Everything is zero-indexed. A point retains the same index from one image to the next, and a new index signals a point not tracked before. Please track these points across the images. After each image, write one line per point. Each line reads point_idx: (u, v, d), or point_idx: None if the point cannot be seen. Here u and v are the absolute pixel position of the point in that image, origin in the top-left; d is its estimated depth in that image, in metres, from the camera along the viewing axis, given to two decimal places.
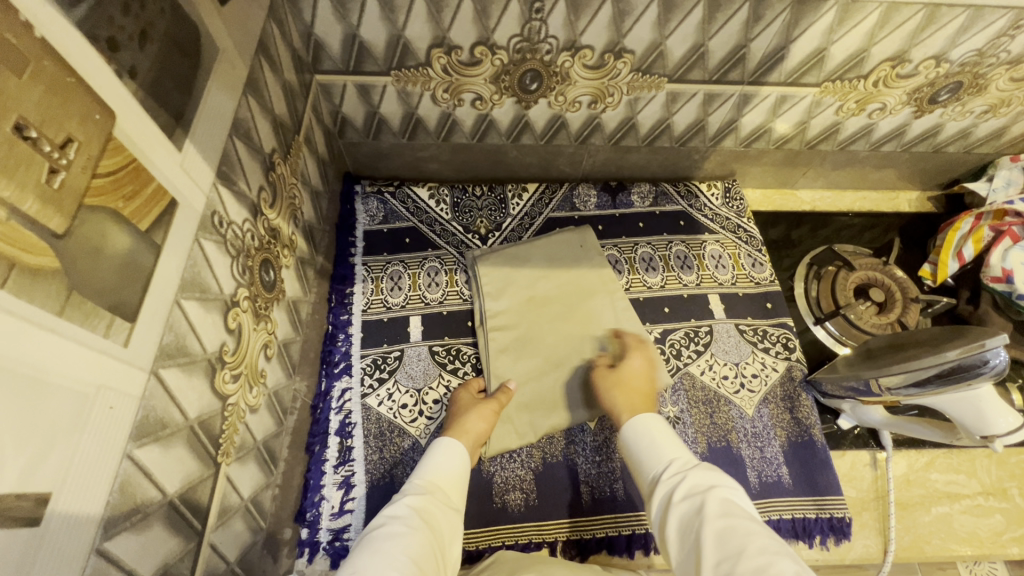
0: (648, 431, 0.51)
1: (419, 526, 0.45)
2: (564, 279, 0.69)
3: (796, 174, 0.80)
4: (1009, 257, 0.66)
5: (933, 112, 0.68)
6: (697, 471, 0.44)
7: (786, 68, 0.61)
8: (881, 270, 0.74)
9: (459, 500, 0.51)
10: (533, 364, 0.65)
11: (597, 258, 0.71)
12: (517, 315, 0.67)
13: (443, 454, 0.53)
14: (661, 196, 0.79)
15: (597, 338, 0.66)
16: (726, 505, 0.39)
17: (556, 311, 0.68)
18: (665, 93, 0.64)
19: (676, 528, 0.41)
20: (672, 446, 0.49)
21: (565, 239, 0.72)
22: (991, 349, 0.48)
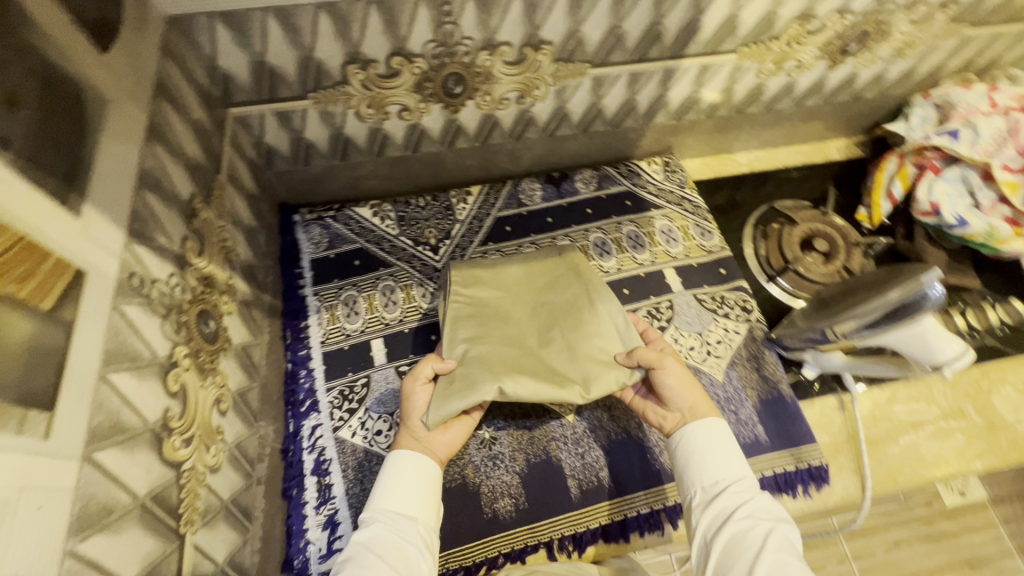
0: (710, 429, 0.52)
1: (370, 560, 0.45)
2: (542, 277, 0.63)
3: (729, 138, 0.82)
4: (934, 190, 0.70)
5: (846, 62, 0.71)
6: (762, 497, 0.48)
7: (701, 39, 0.62)
8: (821, 220, 0.77)
9: (425, 505, 0.51)
10: (499, 354, 0.55)
11: (574, 259, 0.64)
12: (488, 312, 0.60)
13: (389, 469, 0.52)
14: (605, 179, 0.80)
15: (585, 325, 0.58)
16: (784, 542, 0.44)
17: (535, 300, 0.61)
18: (590, 79, 0.64)
19: (729, 540, 0.45)
20: (732, 452, 0.51)
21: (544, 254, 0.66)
22: (927, 283, 0.50)
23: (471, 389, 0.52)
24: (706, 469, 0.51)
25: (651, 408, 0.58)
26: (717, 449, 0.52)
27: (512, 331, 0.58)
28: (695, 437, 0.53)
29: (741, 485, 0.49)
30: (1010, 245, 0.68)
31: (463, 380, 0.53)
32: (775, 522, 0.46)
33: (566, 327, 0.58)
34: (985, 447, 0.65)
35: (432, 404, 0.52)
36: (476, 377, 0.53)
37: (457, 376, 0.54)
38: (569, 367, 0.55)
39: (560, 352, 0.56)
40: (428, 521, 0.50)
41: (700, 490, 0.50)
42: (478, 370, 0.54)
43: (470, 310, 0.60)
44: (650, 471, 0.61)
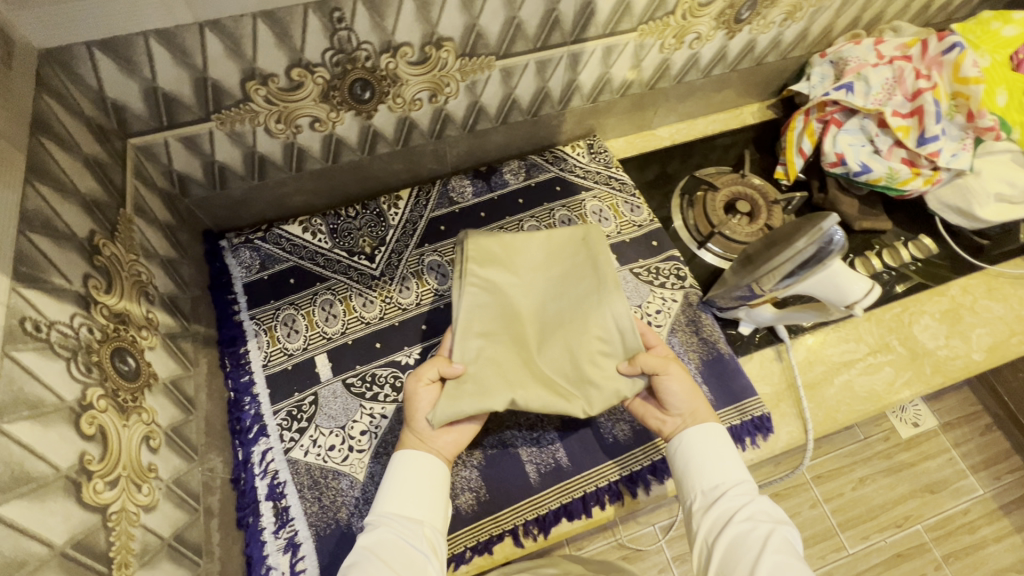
0: (709, 433, 0.55)
1: (374, 564, 0.46)
2: (558, 264, 0.62)
3: (648, 115, 0.84)
4: (838, 142, 0.74)
5: (742, 30, 0.74)
6: (761, 500, 0.50)
7: (599, 22, 0.63)
8: (742, 183, 0.80)
9: (429, 508, 0.52)
10: (509, 364, 0.56)
11: (594, 246, 0.61)
12: (501, 304, 0.59)
13: (395, 472, 0.53)
14: (532, 168, 0.81)
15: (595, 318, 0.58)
16: (784, 543, 0.46)
17: (549, 289, 0.61)
18: (498, 71, 0.65)
19: (730, 541, 0.47)
20: (731, 458, 0.54)
21: (564, 234, 0.63)
22: (828, 229, 0.54)
23: (483, 395, 0.54)
24: (706, 475, 0.53)
25: (650, 413, 0.59)
26: (716, 455, 0.54)
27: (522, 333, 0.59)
28: (693, 440, 0.55)
29: (740, 488, 0.50)
30: (911, 185, 0.73)
31: (472, 384, 0.55)
32: (775, 524, 0.48)
33: (575, 320, 0.59)
34: (910, 376, 0.69)
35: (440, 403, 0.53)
36: (483, 386, 0.55)
37: (467, 377, 0.55)
38: (576, 374, 0.58)
39: (560, 354, 0.58)
40: (432, 523, 0.51)
41: (700, 495, 0.52)
42: (485, 378, 0.55)
43: (486, 292, 0.59)
44: (604, 445, 0.63)
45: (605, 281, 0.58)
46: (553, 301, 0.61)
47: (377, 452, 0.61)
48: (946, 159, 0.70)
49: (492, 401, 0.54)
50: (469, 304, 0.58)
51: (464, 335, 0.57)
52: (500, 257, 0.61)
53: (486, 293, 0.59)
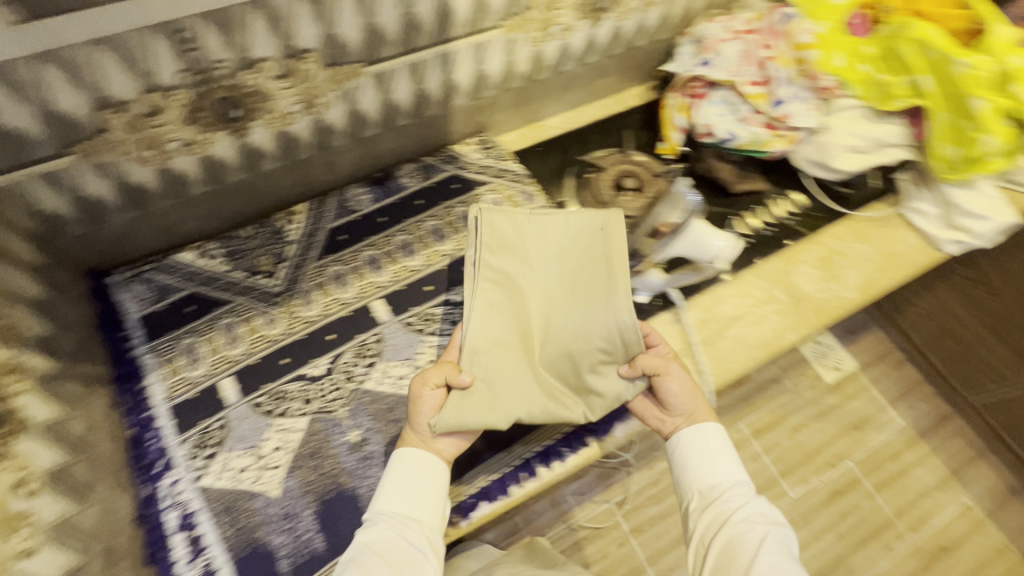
0: (710, 432, 0.61)
1: (374, 560, 0.51)
2: (575, 258, 0.68)
3: (535, 107, 0.88)
4: (706, 114, 0.79)
5: (605, 18, 0.78)
6: (758, 501, 0.55)
7: (460, 21, 0.66)
8: (628, 161, 0.84)
9: (426, 508, 0.56)
10: (513, 373, 0.63)
11: (615, 243, 0.68)
12: (508, 304, 0.65)
13: (396, 470, 0.57)
14: (428, 169, 0.83)
15: (598, 317, 0.65)
16: (780, 543, 0.51)
17: (566, 285, 0.67)
18: (370, 77, 0.67)
19: (727, 537, 0.52)
20: (730, 463, 0.59)
21: (582, 225, 0.69)
22: None
23: (488, 409, 0.60)
24: (708, 473, 0.58)
25: (652, 413, 0.66)
26: (720, 456, 0.59)
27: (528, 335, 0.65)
28: (693, 443, 0.60)
29: (738, 491, 0.56)
30: (774, 147, 0.78)
31: (479, 394, 0.61)
32: (771, 525, 0.53)
33: (579, 319, 0.66)
34: (794, 321, 0.75)
35: (445, 410, 0.59)
36: (489, 395, 0.61)
37: (472, 390, 0.61)
38: (570, 377, 0.66)
39: (558, 356, 0.65)
40: (430, 521, 0.56)
41: (699, 496, 0.58)
42: (490, 388, 0.62)
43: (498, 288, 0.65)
44: None
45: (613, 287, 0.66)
46: (562, 293, 0.67)
47: (292, 466, 0.61)
48: (800, 118, 0.76)
49: (495, 417, 0.60)
50: (482, 308, 0.63)
51: (478, 340, 0.62)
52: (513, 250, 0.67)
53: (499, 289, 0.66)
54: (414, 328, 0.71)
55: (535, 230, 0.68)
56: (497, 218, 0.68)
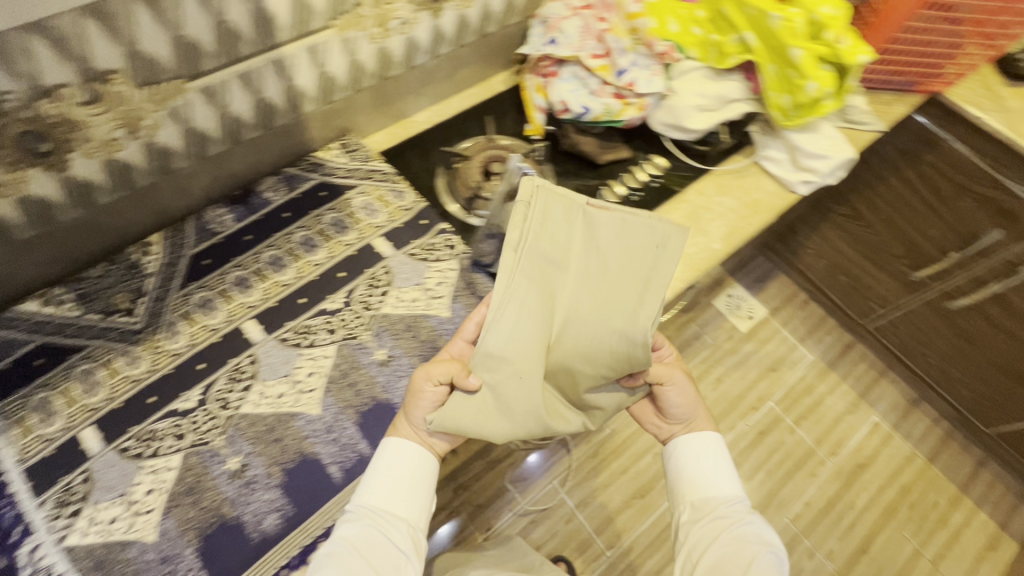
0: (710, 443, 0.70)
1: (353, 557, 0.54)
2: (617, 264, 0.66)
3: (397, 103, 0.87)
4: (560, 91, 0.82)
5: (446, 8, 0.79)
6: (751, 517, 0.64)
7: (283, 25, 0.64)
8: (495, 147, 0.85)
9: (414, 508, 0.60)
10: (528, 384, 0.61)
11: (664, 262, 0.65)
12: (541, 303, 0.62)
13: (388, 464, 0.60)
14: (292, 180, 0.81)
15: (620, 323, 0.63)
16: (767, 561, 0.59)
17: (597, 287, 0.64)
18: (197, 92, 0.64)
19: (718, 549, 0.61)
20: (724, 483, 0.68)
21: (636, 233, 0.67)
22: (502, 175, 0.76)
23: (489, 424, 0.60)
24: (705, 487, 0.68)
25: (652, 420, 0.76)
26: (716, 472, 0.68)
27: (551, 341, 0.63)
28: (690, 464, 0.70)
29: (733, 511, 0.64)
30: (626, 115, 0.81)
31: (485, 402, 0.61)
32: (762, 545, 0.61)
33: (600, 321, 0.63)
34: None
35: (445, 410, 0.59)
36: (496, 405, 0.60)
37: (477, 395, 0.61)
38: (569, 388, 0.67)
39: (571, 364, 0.64)
40: (414, 519, 0.59)
41: (692, 509, 0.66)
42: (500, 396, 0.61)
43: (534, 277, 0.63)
44: None
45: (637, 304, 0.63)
46: (594, 302, 0.64)
47: (168, 506, 0.58)
48: (644, 85, 0.79)
49: (497, 430, 0.61)
50: (510, 306, 0.60)
51: (500, 346, 0.60)
52: (557, 248, 0.65)
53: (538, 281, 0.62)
54: (290, 343, 0.69)
55: (583, 230, 0.67)
56: (548, 206, 0.66)
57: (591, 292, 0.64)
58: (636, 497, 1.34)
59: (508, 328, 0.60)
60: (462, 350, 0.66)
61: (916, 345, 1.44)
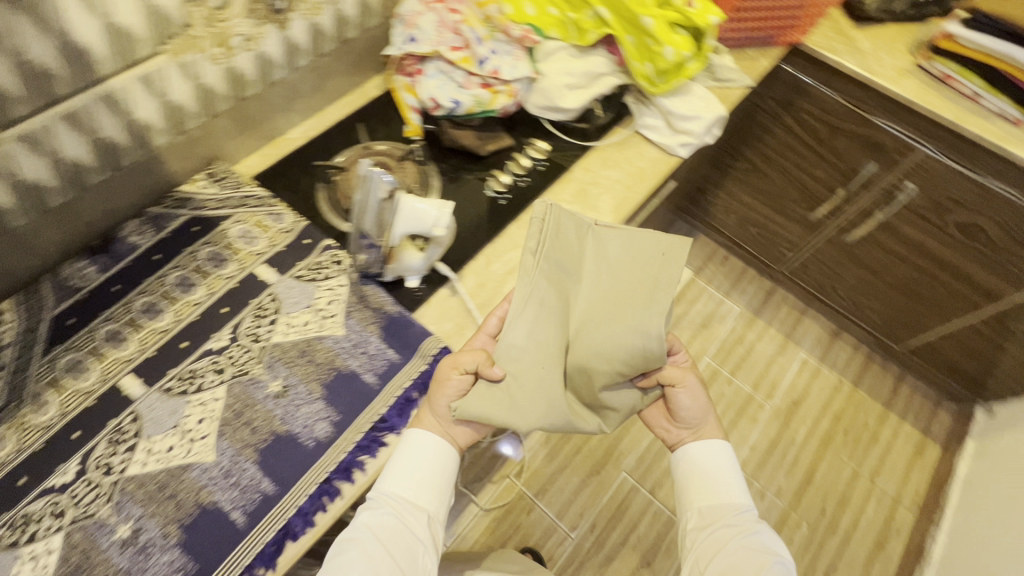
0: (720, 451, 0.75)
1: (373, 546, 0.58)
2: (628, 272, 0.70)
3: (264, 123, 0.84)
4: (428, 88, 0.81)
5: (292, 19, 0.76)
6: (760, 527, 0.68)
7: (103, 59, 0.60)
8: (371, 152, 0.83)
9: (433, 500, 0.64)
10: (544, 377, 0.65)
11: (670, 269, 0.69)
12: (556, 305, 0.68)
13: (410, 455, 0.63)
14: (158, 220, 0.76)
15: (636, 323, 0.67)
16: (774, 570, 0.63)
17: (614, 296, 0.69)
18: (17, 142, 0.58)
19: (722, 556, 0.65)
20: (732, 495, 0.71)
21: (647, 245, 0.71)
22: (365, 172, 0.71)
23: (513, 413, 0.63)
24: (714, 495, 0.72)
25: (665, 428, 0.80)
26: (726, 481, 0.73)
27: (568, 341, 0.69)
28: (699, 474, 0.74)
29: (741, 522, 0.68)
30: (498, 103, 0.81)
31: (507, 392, 0.64)
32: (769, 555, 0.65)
33: (615, 322, 0.68)
34: None
35: (468, 398, 0.63)
36: (515, 395, 0.64)
37: (500, 383, 0.65)
38: (584, 392, 0.70)
39: (589, 363, 0.68)
40: (431, 509, 0.64)
41: (698, 518, 0.71)
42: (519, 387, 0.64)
43: (551, 278, 0.69)
44: (306, 453, 0.62)
45: (653, 305, 0.67)
46: (607, 307, 0.69)
47: None
48: (509, 71, 0.81)
49: (517, 419, 0.63)
50: (529, 303, 0.67)
51: (519, 338, 0.66)
52: (572, 258, 0.71)
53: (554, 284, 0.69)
54: (175, 393, 0.64)
55: (595, 244, 0.72)
56: (562, 220, 0.72)
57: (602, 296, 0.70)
58: (592, 474, 1.36)
59: (527, 323, 0.66)
60: (484, 343, 0.69)
61: (827, 281, 1.54)
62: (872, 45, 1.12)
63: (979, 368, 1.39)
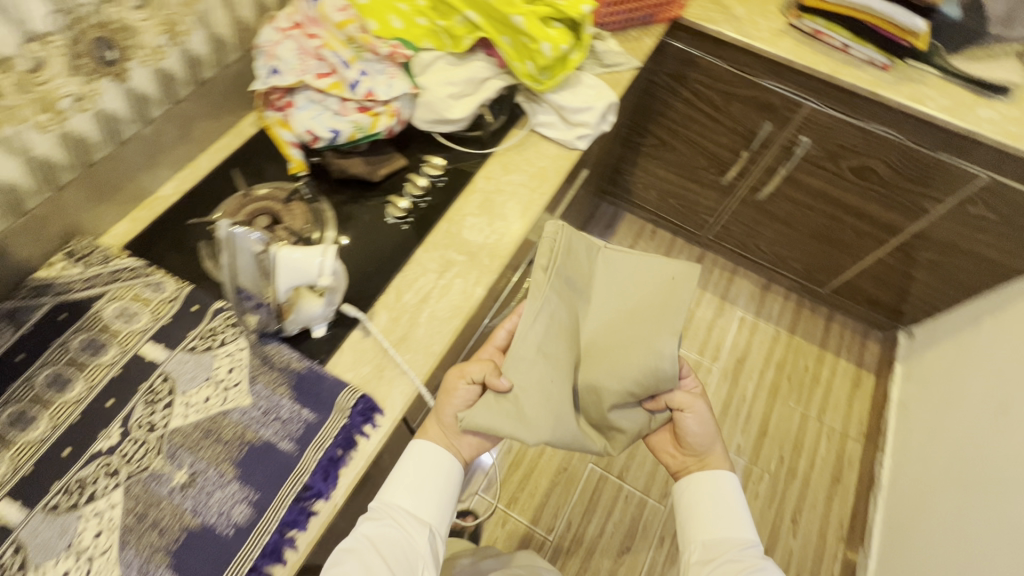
0: (725, 482, 0.79)
1: (371, 548, 0.63)
2: (641, 299, 0.77)
3: (127, 186, 0.75)
4: (302, 120, 0.75)
5: (133, 67, 0.68)
6: (765, 563, 0.71)
7: None
8: (252, 198, 0.76)
9: (434, 513, 0.69)
10: (553, 390, 0.70)
11: (682, 294, 0.75)
12: (566, 321, 0.75)
13: (416, 466, 0.70)
14: (14, 313, 0.65)
15: (647, 341, 0.73)
16: None
17: (627, 321, 0.76)
18: None
19: None
20: (736, 529, 0.75)
21: (658, 272, 0.78)
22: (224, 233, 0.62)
23: (525, 428, 0.68)
24: (718, 527, 0.76)
25: (672, 453, 0.85)
26: (731, 515, 0.76)
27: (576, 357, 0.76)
28: (704, 507, 0.78)
29: (743, 554, 0.72)
30: (380, 125, 0.77)
31: (514, 403, 0.69)
32: None
33: (626, 343, 0.74)
34: (478, 275, 0.77)
35: (477, 412, 0.68)
36: (523, 407, 0.68)
37: (508, 396, 0.70)
38: (593, 412, 0.75)
39: (600, 383, 0.73)
40: (434, 523, 0.68)
41: (702, 550, 0.75)
42: (525, 397, 0.69)
43: (562, 295, 0.76)
44: (226, 543, 0.56)
45: (665, 326, 0.73)
46: (620, 329, 0.76)
47: None
48: (385, 90, 0.76)
49: (526, 433, 0.67)
50: (543, 314, 0.73)
51: (530, 351, 0.71)
52: (585, 282, 0.79)
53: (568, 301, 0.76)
54: (64, 509, 0.55)
55: (608, 273, 0.80)
56: (579, 244, 0.79)
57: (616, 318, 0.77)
58: (561, 472, 1.36)
59: (538, 333, 0.72)
60: (493, 355, 0.78)
61: (749, 240, 1.59)
62: (745, 11, 1.15)
63: (894, 297, 1.48)
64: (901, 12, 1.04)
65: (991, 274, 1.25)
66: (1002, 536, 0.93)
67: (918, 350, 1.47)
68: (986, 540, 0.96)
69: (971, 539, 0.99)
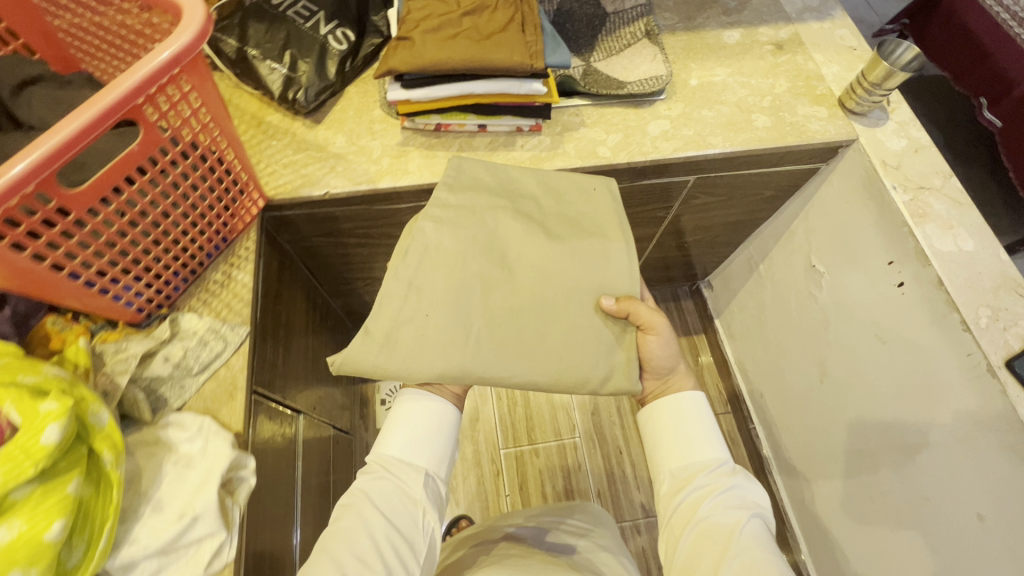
0: (694, 400, 0.72)
1: (363, 504, 0.64)
2: (561, 213, 0.76)
3: None
4: None
5: None
6: (738, 480, 0.67)
7: None
8: None
9: (430, 455, 0.69)
10: (444, 326, 0.67)
11: (600, 197, 0.77)
12: (462, 248, 0.71)
13: (405, 419, 0.70)
14: None
15: (589, 259, 0.72)
16: (755, 525, 0.63)
17: (557, 236, 0.73)
18: None
19: (697, 530, 0.63)
20: (709, 444, 0.69)
21: (577, 186, 0.78)
22: None
23: (404, 370, 0.65)
24: (686, 454, 0.69)
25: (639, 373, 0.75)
26: (699, 435, 0.70)
27: (486, 276, 0.70)
28: (666, 421, 0.71)
29: (713, 471, 0.67)
30: None
31: (386, 339, 0.66)
32: (745, 506, 0.65)
33: (556, 258, 0.71)
34: None
35: (353, 351, 0.65)
36: (415, 340, 0.66)
37: (393, 339, 0.66)
38: (531, 337, 0.68)
39: (531, 299, 0.70)
40: (432, 469, 0.69)
41: (666, 480, 0.70)
42: (399, 338, 0.66)
43: (460, 222, 0.72)
44: None
45: (605, 236, 0.74)
46: (548, 249, 0.72)
47: None
48: None
49: (414, 364, 0.65)
50: (416, 250, 0.70)
51: (414, 283, 0.69)
52: (488, 211, 0.73)
53: (459, 231, 0.71)
54: None
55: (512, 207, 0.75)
56: (474, 168, 0.76)
57: (543, 238, 0.73)
58: None
59: (413, 267, 0.70)
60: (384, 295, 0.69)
61: None
62: (346, 137, 0.83)
63: (681, 270, 1.42)
64: (509, 81, 0.75)
65: (741, 228, 1.19)
66: (885, 505, 0.93)
67: (722, 302, 1.44)
68: (874, 514, 0.96)
69: (857, 495, 1.00)
